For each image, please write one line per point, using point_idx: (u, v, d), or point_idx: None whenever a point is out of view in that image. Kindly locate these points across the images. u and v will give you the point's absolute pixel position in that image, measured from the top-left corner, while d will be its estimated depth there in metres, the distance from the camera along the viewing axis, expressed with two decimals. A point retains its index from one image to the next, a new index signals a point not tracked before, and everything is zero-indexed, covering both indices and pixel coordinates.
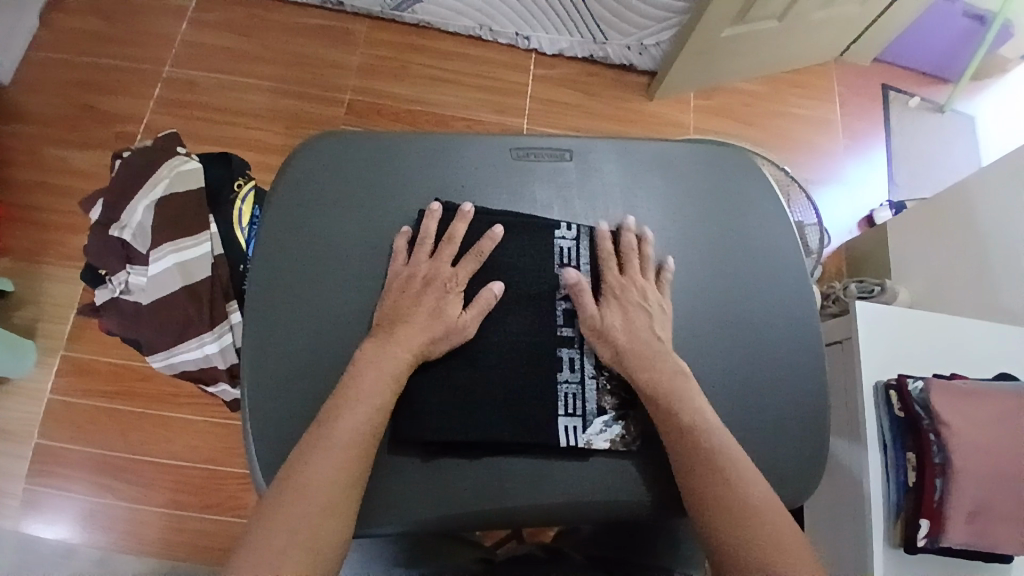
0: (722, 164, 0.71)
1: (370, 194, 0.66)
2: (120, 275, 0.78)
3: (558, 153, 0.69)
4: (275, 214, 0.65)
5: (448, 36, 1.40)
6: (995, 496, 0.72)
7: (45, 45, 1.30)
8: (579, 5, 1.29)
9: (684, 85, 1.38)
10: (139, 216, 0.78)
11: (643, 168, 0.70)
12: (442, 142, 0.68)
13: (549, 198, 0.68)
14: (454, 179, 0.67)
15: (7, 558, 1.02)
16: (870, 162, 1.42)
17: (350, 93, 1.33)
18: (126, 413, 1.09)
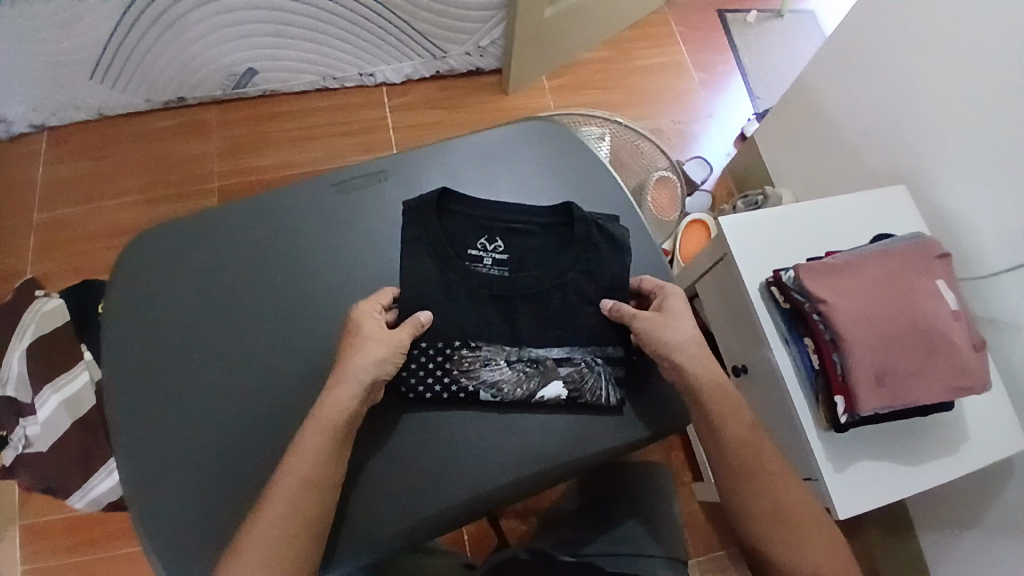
0: (529, 139, 0.84)
1: (206, 266, 0.73)
2: (16, 430, 0.82)
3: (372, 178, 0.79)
4: (121, 312, 0.70)
5: (297, 95, 1.42)
6: (887, 355, 0.77)
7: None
8: (408, 29, 1.32)
9: (532, 72, 1.43)
10: (16, 368, 0.83)
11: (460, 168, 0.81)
12: (275, 197, 0.77)
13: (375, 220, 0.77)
14: (280, 233, 0.75)
15: None
16: (727, 85, 1.48)
17: (220, 179, 1.34)
18: (91, 561, 1.08)
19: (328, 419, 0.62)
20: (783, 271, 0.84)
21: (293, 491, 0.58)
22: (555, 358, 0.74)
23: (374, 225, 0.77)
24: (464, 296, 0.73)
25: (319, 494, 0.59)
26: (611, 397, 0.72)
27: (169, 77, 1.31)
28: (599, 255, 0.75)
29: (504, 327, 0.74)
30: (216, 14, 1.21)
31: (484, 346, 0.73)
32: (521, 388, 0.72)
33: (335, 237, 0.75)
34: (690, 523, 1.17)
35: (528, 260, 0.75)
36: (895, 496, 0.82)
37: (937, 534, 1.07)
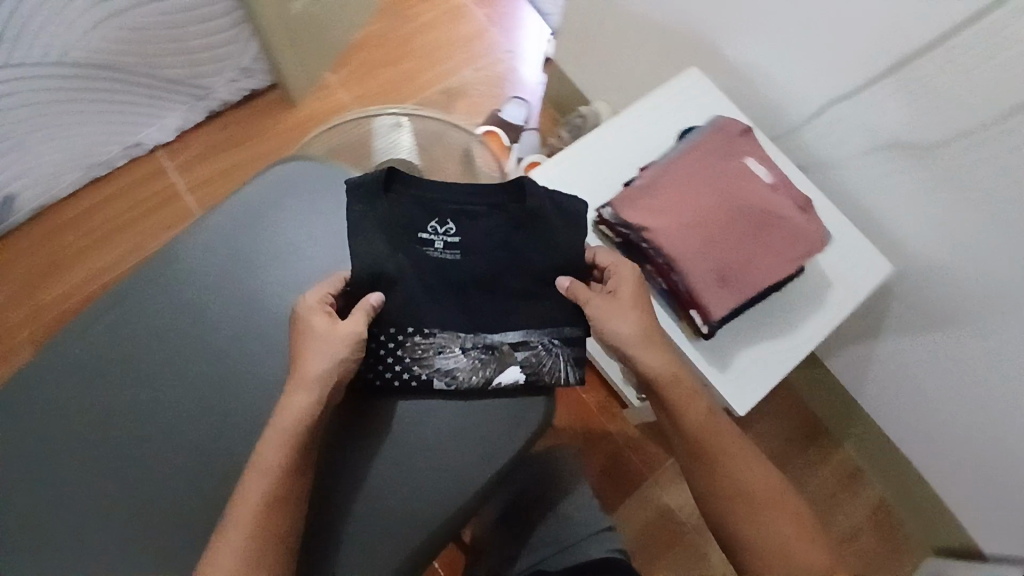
0: (288, 188, 0.78)
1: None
2: None
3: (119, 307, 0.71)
4: None
5: (72, 197, 1.26)
6: (720, 255, 0.78)
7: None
8: (154, 82, 1.18)
9: (311, 73, 1.32)
10: None
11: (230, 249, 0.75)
12: (40, 362, 0.69)
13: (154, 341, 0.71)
14: (61, 396, 0.68)
15: None
16: (511, 13, 1.42)
17: (28, 321, 1.19)
18: None
19: (291, 429, 0.63)
20: (601, 209, 0.82)
21: (261, 495, 0.61)
22: (512, 343, 0.74)
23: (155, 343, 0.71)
24: (416, 282, 0.73)
25: (284, 499, 0.62)
26: (570, 376, 0.74)
27: None
28: (552, 230, 0.71)
29: (454, 314, 0.74)
30: None
31: (439, 332, 0.74)
32: (477, 376, 0.73)
33: (143, 365, 0.70)
34: (632, 447, 1.21)
35: (484, 245, 0.73)
36: (782, 369, 0.85)
37: (842, 361, 1.14)
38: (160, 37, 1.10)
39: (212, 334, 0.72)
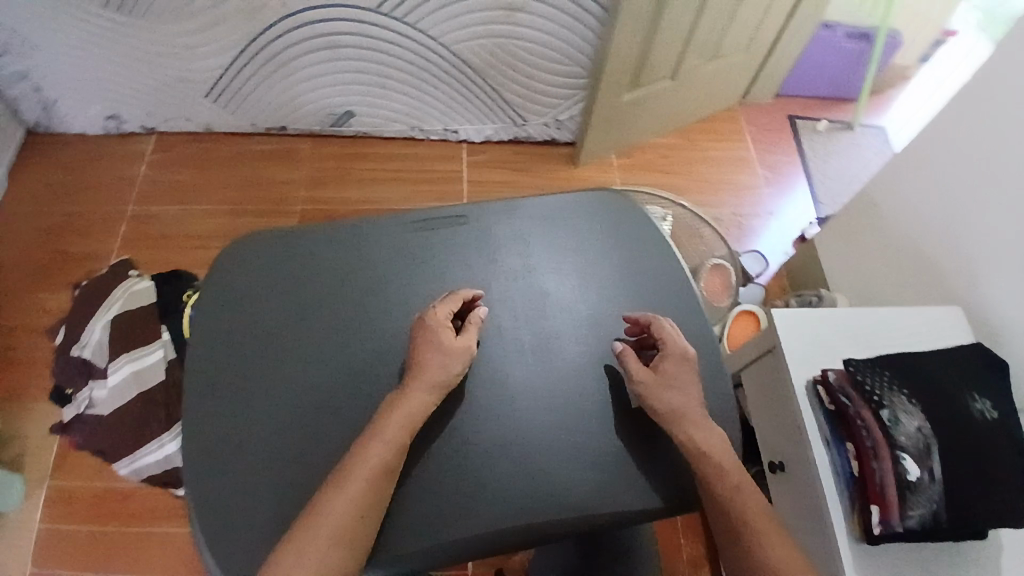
0: (605, 211, 0.83)
1: (287, 275, 0.74)
2: (87, 390, 1.15)
3: (455, 219, 0.81)
4: (208, 305, 0.72)
5: (385, 140, 1.54)
6: (940, 467, 0.75)
7: (16, 202, 1.43)
8: (495, 96, 1.42)
9: (602, 149, 1.48)
10: (95, 336, 1.20)
11: (528, 236, 0.81)
12: (361, 231, 0.78)
13: (449, 264, 0.78)
14: (360, 257, 0.76)
15: None
16: (791, 188, 1.50)
17: (299, 204, 1.44)
18: (111, 534, 1.14)
19: (370, 480, 0.60)
20: (828, 370, 0.85)
21: (319, 545, 0.56)
22: (933, 470, 0.75)
23: (448, 266, 0.78)
24: (930, 379, 0.80)
25: (348, 552, 0.57)
26: (910, 522, 0.74)
27: (275, 109, 1.45)
28: (1007, 483, 0.74)
29: (936, 415, 0.77)
30: (317, 43, 1.32)
31: (914, 407, 0.78)
32: (904, 441, 0.76)
33: (436, 270, 0.77)
34: None
35: (998, 440, 0.76)
36: None
37: None
38: (520, 66, 1.35)
39: (495, 283, 0.78)
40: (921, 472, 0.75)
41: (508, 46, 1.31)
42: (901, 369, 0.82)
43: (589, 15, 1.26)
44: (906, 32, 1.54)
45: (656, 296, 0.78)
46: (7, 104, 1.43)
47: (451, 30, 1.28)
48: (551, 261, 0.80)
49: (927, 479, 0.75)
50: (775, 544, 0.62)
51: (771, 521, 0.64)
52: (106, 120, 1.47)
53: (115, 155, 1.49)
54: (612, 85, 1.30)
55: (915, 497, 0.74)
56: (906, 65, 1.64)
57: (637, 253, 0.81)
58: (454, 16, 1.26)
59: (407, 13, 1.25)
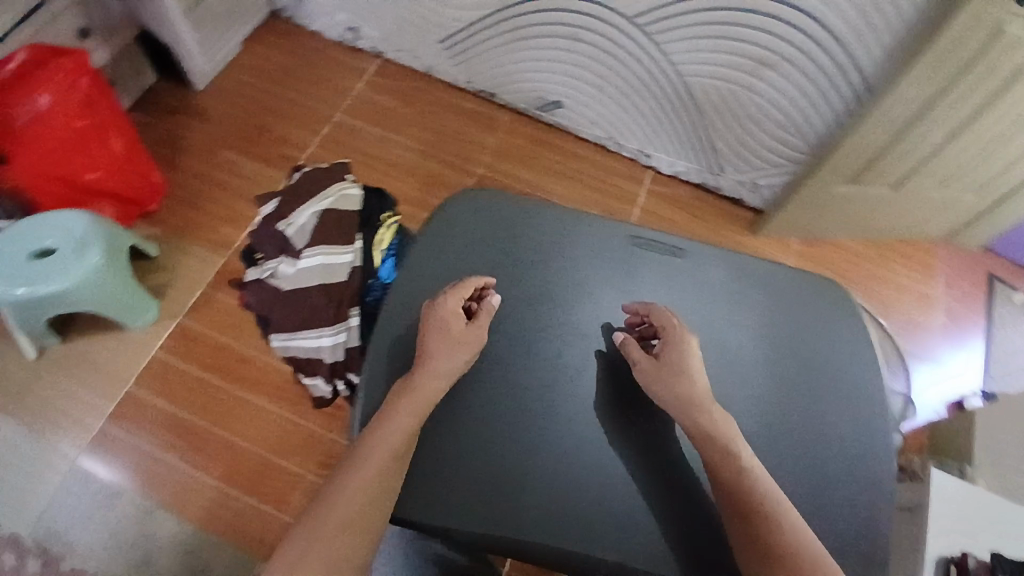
0: (817, 293, 0.82)
1: (508, 238, 0.84)
2: (273, 263, 1.05)
3: (670, 250, 0.84)
4: (437, 232, 0.84)
5: (579, 140, 1.55)
6: None
7: (243, 71, 1.53)
8: (703, 137, 1.40)
9: (789, 224, 1.43)
10: (304, 219, 1.03)
11: (720, 291, 0.81)
12: (584, 225, 0.85)
13: (648, 285, 0.82)
14: (574, 247, 0.84)
15: (71, 481, 1.15)
16: (966, 348, 1.40)
17: (482, 169, 1.49)
18: (220, 388, 1.23)
19: (384, 448, 0.66)
20: (969, 553, 0.79)
21: (337, 504, 0.63)
22: None
23: (647, 289, 0.82)
24: None
25: (364, 507, 0.63)
26: None
27: (494, 75, 1.49)
28: None
29: None
30: (558, 33, 1.33)
31: None
32: None
33: (633, 289, 0.82)
34: None
35: None
36: None
37: None
38: (743, 119, 1.32)
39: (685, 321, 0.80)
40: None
41: (741, 95, 1.28)
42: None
43: (836, 96, 1.20)
44: None
45: (828, 398, 0.76)
46: None
47: (694, 64, 1.26)
48: (747, 321, 0.80)
49: None
50: (782, 536, 0.61)
51: (782, 510, 0.62)
52: (345, 29, 1.55)
53: (339, 62, 1.57)
54: (835, 172, 1.27)
55: None
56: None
57: (837, 350, 0.79)
58: (703, 50, 1.23)
59: (661, 33, 1.24)
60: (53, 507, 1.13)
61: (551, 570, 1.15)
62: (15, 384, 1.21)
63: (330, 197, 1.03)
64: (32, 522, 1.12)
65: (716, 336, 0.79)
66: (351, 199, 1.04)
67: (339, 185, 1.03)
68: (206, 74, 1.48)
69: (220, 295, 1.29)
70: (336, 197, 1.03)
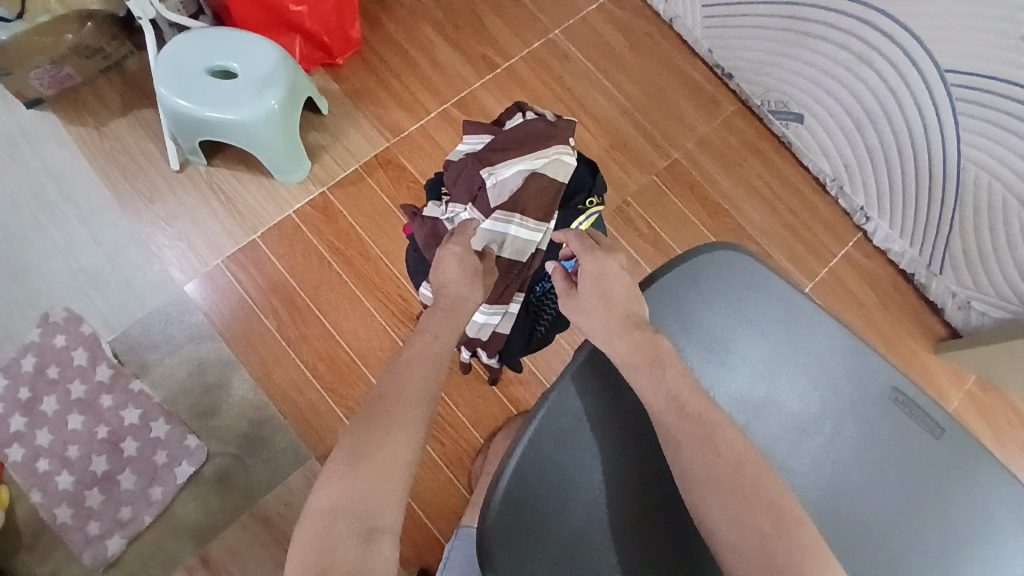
0: None
1: (765, 327, 0.62)
2: (458, 207, 0.85)
3: (934, 428, 0.60)
4: (692, 276, 0.61)
5: (798, 166, 1.33)
6: None
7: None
8: (942, 232, 1.16)
9: (985, 365, 1.21)
10: (510, 175, 0.82)
11: (1000, 509, 0.59)
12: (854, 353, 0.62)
13: (884, 455, 0.60)
14: (832, 374, 0.61)
15: (168, 303, 1.12)
16: None
17: (682, 154, 1.30)
18: (336, 274, 1.17)
19: (430, 349, 0.64)
20: None
21: (394, 386, 0.60)
22: None
23: (884, 462, 0.60)
24: None
25: (422, 390, 0.60)
26: None
27: (744, 56, 1.27)
28: None
29: None
30: (846, 45, 1.09)
31: None
32: None
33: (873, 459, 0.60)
34: None
35: None
36: None
37: None
38: (1001, 238, 1.07)
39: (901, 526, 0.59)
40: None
41: (1015, 215, 1.02)
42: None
43: None
44: None
45: None
46: None
47: (982, 155, 1.01)
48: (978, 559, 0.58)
49: None
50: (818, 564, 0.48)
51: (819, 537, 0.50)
52: None
53: None
54: None
55: None
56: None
57: None
58: (1004, 146, 0.97)
59: (963, 103, 0.98)
60: (144, 322, 1.11)
61: None
62: (147, 186, 1.16)
63: (541, 159, 0.82)
64: (117, 329, 1.10)
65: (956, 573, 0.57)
66: (563, 165, 0.82)
67: (553, 146, 0.82)
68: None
69: (370, 182, 1.21)
70: (548, 160, 0.82)
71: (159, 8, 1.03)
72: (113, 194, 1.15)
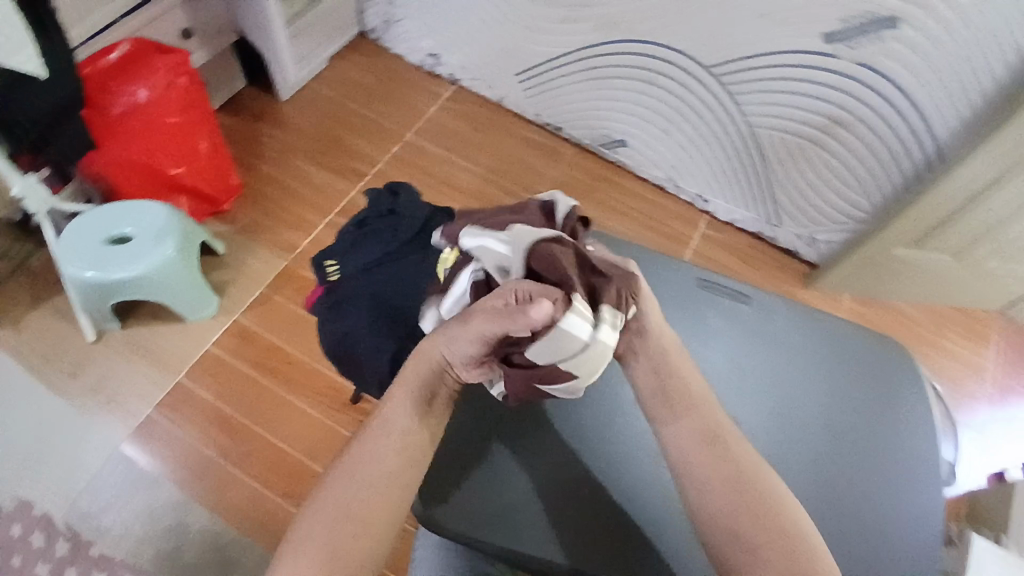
0: (885, 358, 0.79)
1: None
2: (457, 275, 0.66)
3: (736, 295, 0.82)
4: None
5: (639, 180, 1.57)
6: None
7: (327, 83, 1.57)
8: (766, 189, 1.41)
9: (840, 285, 1.42)
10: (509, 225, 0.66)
11: (812, 334, 0.80)
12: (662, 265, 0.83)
13: (721, 324, 0.80)
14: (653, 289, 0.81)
15: (109, 462, 1.15)
16: (1011, 424, 1.37)
17: (542, 198, 1.52)
18: (266, 387, 1.24)
19: (395, 428, 0.62)
20: None
21: (356, 476, 0.59)
22: None
23: (721, 331, 0.79)
24: None
25: (391, 480, 0.60)
26: None
27: (565, 110, 1.54)
28: None
29: None
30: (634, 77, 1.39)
31: None
32: None
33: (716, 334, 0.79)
34: None
35: None
36: None
37: None
38: (809, 174, 1.33)
39: (750, 366, 0.77)
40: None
41: (809, 151, 1.30)
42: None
43: (908, 159, 1.22)
44: None
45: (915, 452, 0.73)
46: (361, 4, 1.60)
47: (765, 116, 1.29)
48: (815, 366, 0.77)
49: None
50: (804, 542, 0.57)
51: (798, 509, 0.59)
52: (425, 55, 1.59)
53: (417, 83, 1.61)
54: (897, 235, 1.27)
55: None
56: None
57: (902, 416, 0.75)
58: (778, 102, 1.26)
59: (732, 85, 1.29)
60: (90, 489, 1.12)
61: None
62: (70, 361, 1.22)
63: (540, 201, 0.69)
64: (63, 504, 1.11)
65: (806, 389, 0.76)
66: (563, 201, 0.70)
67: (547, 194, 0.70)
68: (291, 83, 1.53)
69: (278, 297, 1.32)
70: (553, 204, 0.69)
71: (51, 202, 1.16)
72: (35, 380, 1.20)
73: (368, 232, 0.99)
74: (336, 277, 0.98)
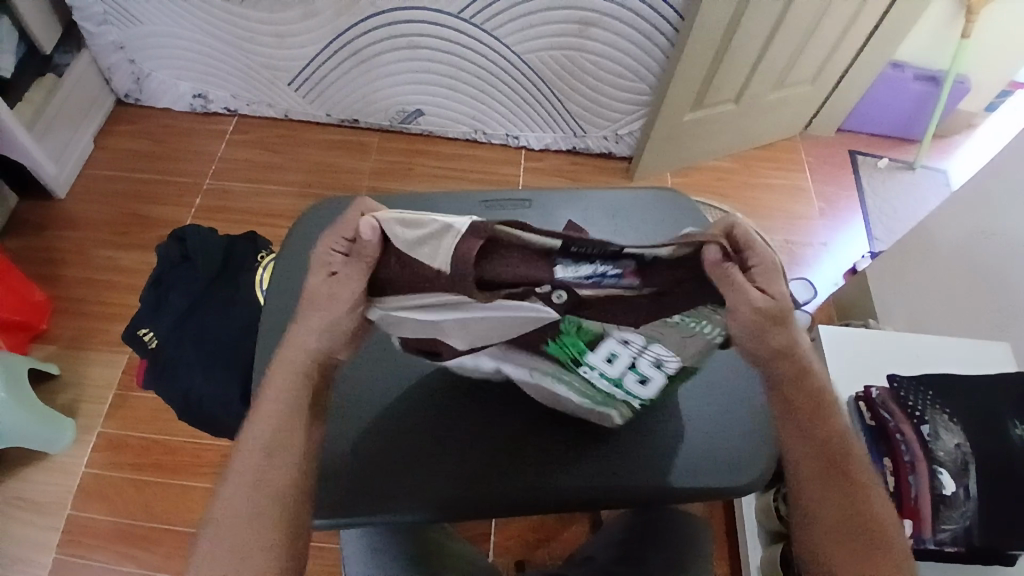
0: (658, 208, 0.86)
1: None
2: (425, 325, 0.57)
3: (520, 203, 0.83)
4: (294, 244, 0.79)
5: (449, 141, 1.59)
6: (991, 497, 0.71)
7: (101, 164, 1.51)
8: (559, 106, 1.46)
9: (658, 166, 1.50)
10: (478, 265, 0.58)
11: (591, 213, 0.84)
12: (438, 203, 0.83)
13: None
14: None
15: None
16: (847, 226, 1.49)
17: (364, 191, 1.50)
18: (154, 484, 1.19)
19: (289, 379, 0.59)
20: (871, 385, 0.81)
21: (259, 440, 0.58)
22: (957, 478, 0.72)
23: None
24: (967, 401, 0.76)
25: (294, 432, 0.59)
26: (951, 540, 0.71)
27: (349, 103, 1.52)
28: None
29: (972, 423, 0.74)
30: (396, 48, 1.38)
31: (946, 417, 0.75)
32: (953, 459, 0.73)
33: None
34: None
35: None
36: None
37: None
38: (588, 79, 1.39)
39: None
40: (957, 488, 0.71)
41: (577, 59, 1.35)
42: (945, 386, 0.77)
43: (661, 34, 1.30)
44: (975, 77, 1.53)
45: None
46: (106, 74, 1.53)
47: (526, 40, 1.32)
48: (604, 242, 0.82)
49: (955, 472, 0.72)
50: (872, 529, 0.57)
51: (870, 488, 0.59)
52: (193, 98, 1.55)
53: (197, 131, 1.57)
54: (681, 102, 1.35)
55: (966, 530, 0.71)
56: (973, 112, 1.61)
57: None
58: (532, 25, 1.30)
59: (484, 23, 1.31)
60: None
61: (527, 553, 1.16)
62: None
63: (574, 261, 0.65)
64: None
65: None
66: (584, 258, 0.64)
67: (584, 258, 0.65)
68: (65, 179, 1.45)
69: (132, 392, 1.26)
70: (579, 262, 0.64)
71: None
72: None
73: (168, 287, 0.95)
74: (156, 343, 0.91)
